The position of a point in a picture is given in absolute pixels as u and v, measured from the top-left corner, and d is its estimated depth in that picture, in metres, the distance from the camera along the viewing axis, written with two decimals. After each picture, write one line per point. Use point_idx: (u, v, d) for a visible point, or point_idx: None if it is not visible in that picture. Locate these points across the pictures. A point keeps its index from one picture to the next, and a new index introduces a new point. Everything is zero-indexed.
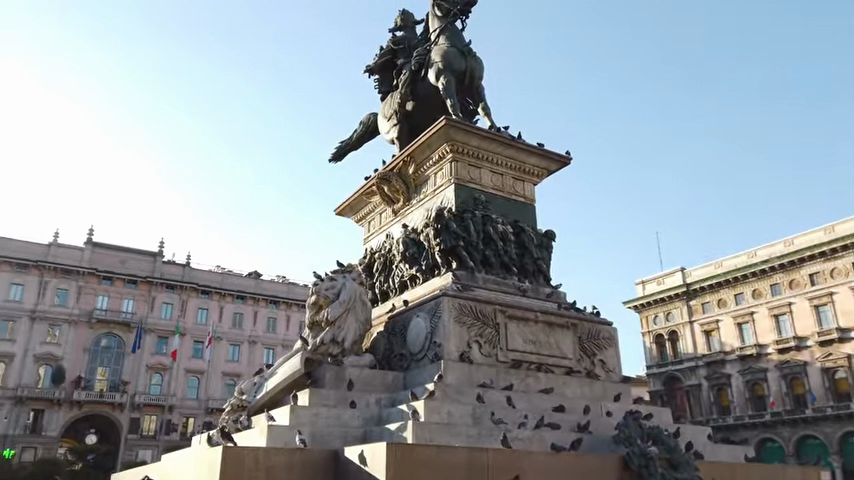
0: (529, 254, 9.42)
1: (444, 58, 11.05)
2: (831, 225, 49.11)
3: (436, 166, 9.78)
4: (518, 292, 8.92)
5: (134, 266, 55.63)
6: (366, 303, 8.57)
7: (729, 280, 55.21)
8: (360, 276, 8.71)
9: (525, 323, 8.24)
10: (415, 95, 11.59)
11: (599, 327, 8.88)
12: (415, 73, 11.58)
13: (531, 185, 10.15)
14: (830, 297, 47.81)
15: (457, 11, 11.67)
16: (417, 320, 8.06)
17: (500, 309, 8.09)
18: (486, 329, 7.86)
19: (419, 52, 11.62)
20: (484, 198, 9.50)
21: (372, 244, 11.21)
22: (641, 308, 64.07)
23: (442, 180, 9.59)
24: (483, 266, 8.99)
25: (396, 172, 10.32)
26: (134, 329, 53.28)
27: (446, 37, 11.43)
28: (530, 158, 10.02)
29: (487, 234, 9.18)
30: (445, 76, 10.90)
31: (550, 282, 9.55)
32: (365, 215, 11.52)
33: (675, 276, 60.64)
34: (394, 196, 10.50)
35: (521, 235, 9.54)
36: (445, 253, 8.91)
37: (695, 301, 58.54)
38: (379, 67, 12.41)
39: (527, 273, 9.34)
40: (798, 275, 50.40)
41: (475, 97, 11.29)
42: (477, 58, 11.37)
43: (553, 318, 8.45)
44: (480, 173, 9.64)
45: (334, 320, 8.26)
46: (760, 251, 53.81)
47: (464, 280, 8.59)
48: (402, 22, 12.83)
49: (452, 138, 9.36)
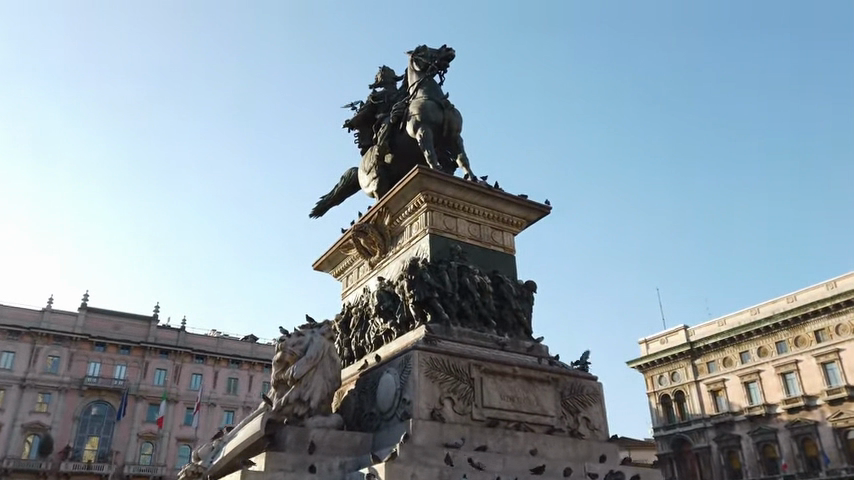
0: (508, 305, 9.03)
1: (421, 111, 10.96)
2: (832, 280, 48.69)
3: (411, 216, 9.51)
4: (496, 346, 8.48)
5: (127, 332, 54.81)
6: (335, 359, 8.11)
7: (734, 338, 54.22)
8: (330, 331, 8.27)
9: (502, 378, 7.77)
10: (394, 147, 11.45)
11: (582, 382, 8.41)
12: (393, 125, 11.50)
13: (510, 235, 9.86)
14: (837, 354, 46.76)
15: (434, 65, 11.64)
16: (387, 376, 7.60)
17: (475, 363, 7.64)
18: (460, 384, 7.40)
19: (398, 105, 11.55)
20: (461, 248, 9.18)
21: (349, 298, 10.79)
22: (646, 369, 62.73)
23: (417, 230, 9.30)
24: (459, 318, 8.59)
25: (372, 224, 10.03)
26: (122, 396, 51.93)
27: (424, 90, 11.36)
28: (508, 207, 9.76)
29: (464, 285, 8.82)
30: (422, 128, 10.79)
31: (532, 335, 9.12)
32: (343, 269, 11.15)
33: (678, 334, 59.68)
34: (370, 248, 10.18)
35: (500, 286, 9.17)
36: (418, 305, 8.52)
37: (699, 360, 57.36)
38: (359, 121, 12.30)
39: (506, 326, 8.93)
40: (803, 332, 49.50)
41: (454, 148, 11.15)
42: (455, 110, 11.29)
43: (532, 372, 8.00)
44: (456, 222, 9.36)
45: (300, 378, 7.80)
46: (763, 308, 53.13)
47: (438, 333, 8.17)
48: (382, 78, 12.74)
49: (426, 187, 9.15)
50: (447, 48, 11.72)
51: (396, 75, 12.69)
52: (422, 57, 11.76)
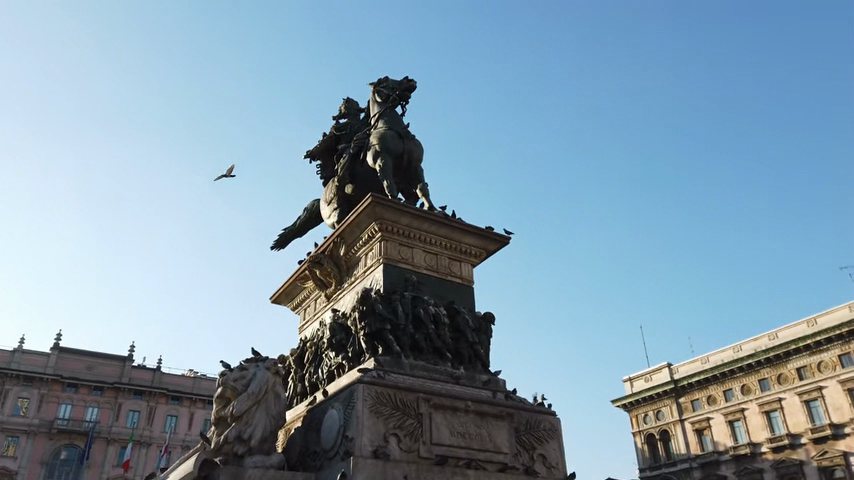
0: (464, 338, 8.75)
1: (381, 141, 10.83)
2: (812, 317, 48.92)
3: (366, 247, 9.26)
4: (450, 379, 8.18)
5: (101, 372, 53.43)
6: (280, 393, 7.76)
7: (717, 376, 53.96)
8: (275, 365, 7.92)
9: (452, 413, 7.44)
10: (354, 178, 11.28)
11: (539, 417, 8.14)
12: (354, 156, 11.36)
13: (469, 266, 9.64)
14: (819, 392, 46.50)
15: (396, 96, 11.59)
16: (331, 412, 7.24)
17: (424, 397, 7.32)
18: (407, 420, 7.06)
19: (359, 136, 11.44)
20: (416, 278, 8.94)
21: (306, 332, 10.41)
22: (630, 407, 62.11)
23: (371, 260, 9.04)
24: (412, 351, 8.28)
25: (328, 254, 9.77)
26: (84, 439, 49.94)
27: (385, 121, 11.25)
28: (466, 237, 9.57)
29: (418, 317, 8.54)
30: (381, 158, 10.65)
31: (489, 369, 8.83)
32: (300, 302, 10.81)
33: (662, 372, 59.38)
34: (326, 279, 9.89)
35: (456, 318, 8.90)
36: (370, 338, 8.22)
37: (684, 398, 56.92)
38: (320, 152, 12.15)
39: (462, 359, 8.63)
40: (785, 369, 49.37)
41: (415, 179, 11.02)
42: (416, 140, 11.19)
43: (485, 407, 7.70)
44: (412, 252, 9.14)
45: (240, 415, 7.42)
46: (746, 345, 53.11)
47: (388, 366, 7.84)
48: (345, 109, 12.59)
49: (380, 216, 8.94)
50: (409, 79, 11.69)
51: (359, 106, 12.61)
52: (383, 88, 11.71)
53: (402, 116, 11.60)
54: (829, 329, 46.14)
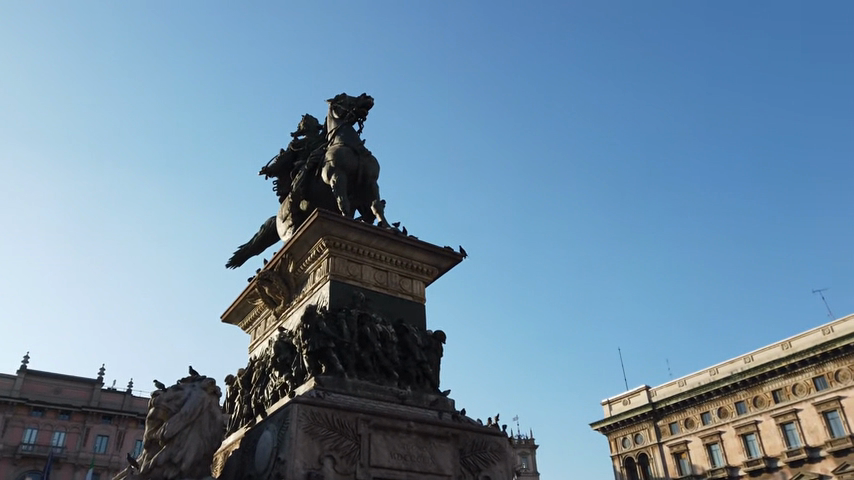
0: (412, 356, 8.53)
1: (335, 157, 10.70)
2: (787, 340, 49.25)
3: (315, 263, 9.06)
4: (395, 399, 7.95)
5: (70, 396, 52.07)
6: (215, 414, 7.48)
7: (694, 398, 53.97)
8: (212, 385, 7.65)
9: (393, 435, 7.22)
10: (309, 194, 11.10)
11: (486, 438, 7.92)
12: (309, 172, 11.19)
13: (421, 283, 9.48)
14: (795, 414, 46.65)
15: (353, 112, 11.50)
16: (266, 433, 6.96)
17: (363, 417, 7.08)
18: (344, 441, 6.82)
19: (315, 153, 11.31)
20: (365, 295, 8.74)
21: (255, 352, 10.09)
22: (609, 430, 61.79)
23: (319, 276, 8.84)
24: (357, 371, 8.04)
25: (276, 271, 9.55)
26: (44, 463, 48.43)
27: (341, 137, 11.13)
28: (417, 254, 9.42)
29: (364, 335, 8.30)
30: (335, 174, 10.50)
31: (438, 389, 8.62)
32: (251, 320, 10.54)
33: (641, 395, 59.31)
34: (275, 297, 9.65)
35: (404, 337, 8.68)
36: (313, 357, 7.96)
37: (662, 422, 56.81)
38: (277, 168, 11.96)
39: (409, 379, 8.40)
40: (761, 392, 49.48)
41: (370, 197, 10.88)
42: (372, 157, 11.08)
43: (429, 427, 7.48)
44: (361, 269, 8.97)
45: (172, 437, 7.12)
46: (722, 368, 53.26)
47: (329, 385, 7.59)
48: (304, 125, 12.43)
49: (327, 232, 8.78)
50: (366, 96, 11.62)
51: (318, 122, 12.46)
52: (340, 104, 11.62)
53: (358, 132, 11.49)
54: (803, 352, 46.50)
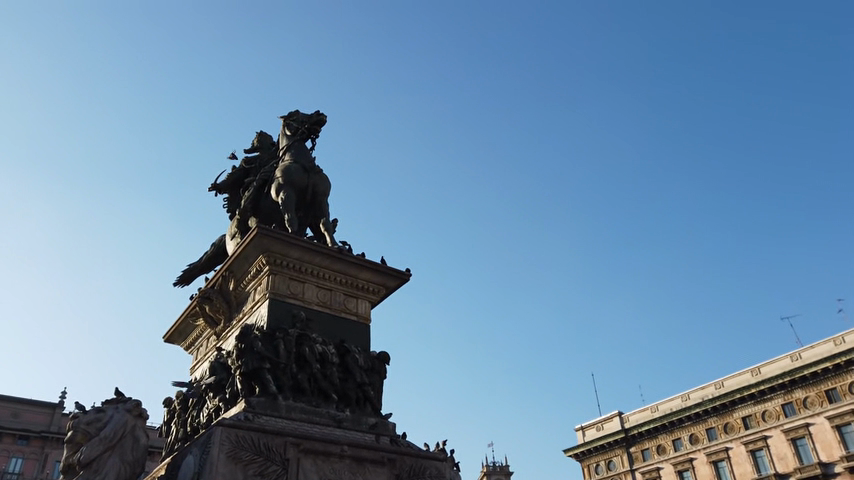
0: (352, 378, 8.26)
1: (284, 173, 10.53)
2: (756, 367, 49.64)
3: (254, 281, 8.81)
4: (332, 422, 7.69)
5: (29, 420, 50.31)
6: (139, 438, 7.13)
7: (667, 425, 53.94)
8: (137, 406, 7.31)
9: (325, 458, 6.93)
10: (258, 210, 10.87)
11: (425, 463, 7.70)
12: (259, 188, 10.99)
13: (366, 303, 9.28)
14: (764, 441, 46.63)
15: (305, 129, 11.38)
16: (189, 457, 6.63)
17: (293, 441, 6.78)
18: (270, 466, 6.52)
19: (265, 170, 11.15)
20: (305, 314, 8.48)
21: (196, 373, 9.74)
22: (582, 457, 61.26)
23: (258, 294, 8.59)
24: (293, 393, 7.76)
25: (217, 289, 9.29)
26: None
27: (291, 154, 10.98)
28: (363, 272, 9.24)
29: (302, 356, 8.02)
30: (284, 191, 10.32)
31: (379, 411, 8.37)
32: (193, 341, 10.21)
33: (614, 421, 59.19)
34: (215, 316, 9.39)
35: (346, 358, 8.42)
36: (247, 378, 7.66)
37: (634, 448, 56.59)
38: (227, 184, 11.74)
39: (349, 402, 8.13)
40: (731, 418, 49.60)
41: (318, 214, 10.70)
42: (323, 174, 10.93)
43: (363, 452, 7.24)
44: (303, 287, 8.75)
45: (90, 462, 6.74)
46: (693, 394, 53.38)
47: (262, 408, 7.30)
48: (257, 143, 12.24)
49: (268, 249, 8.57)
50: (319, 113, 11.52)
51: (272, 139, 12.29)
52: (293, 121, 11.49)
53: (310, 150, 11.36)
54: (772, 379, 46.86)
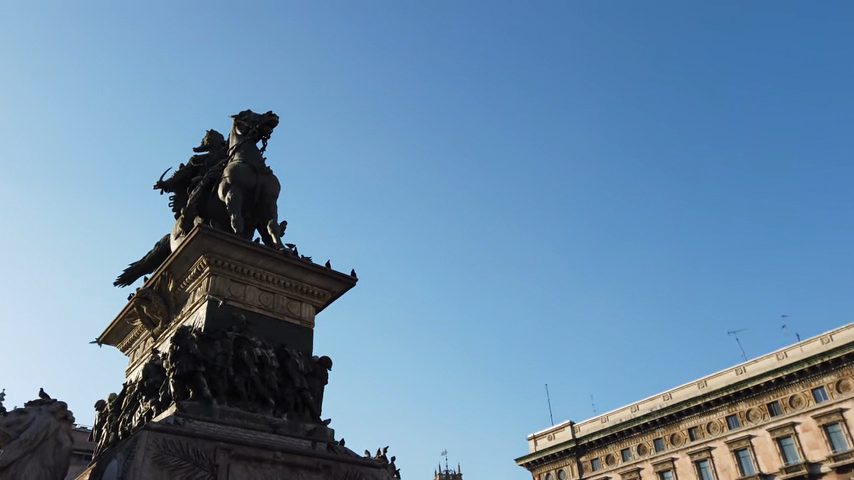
0: (291, 383, 8.14)
1: (232, 173, 10.34)
2: (703, 379, 50.94)
3: (194, 282, 8.62)
4: (267, 428, 7.55)
5: None
6: (62, 441, 6.88)
7: (616, 435, 54.84)
8: (62, 408, 7.03)
9: (256, 464, 6.81)
10: (204, 210, 10.65)
11: (362, 469, 7.64)
12: (206, 188, 10.77)
13: (310, 307, 9.16)
14: (709, 452, 47.82)
15: (256, 129, 11.20)
16: (113, 463, 6.41)
17: (223, 446, 6.65)
18: (198, 471, 6.36)
19: (213, 169, 10.95)
20: (245, 317, 8.32)
21: (130, 375, 9.45)
22: (533, 466, 61.78)
23: (197, 296, 8.40)
24: (229, 397, 7.60)
25: (156, 289, 9.06)
26: None
27: (241, 154, 10.81)
28: (307, 276, 9.14)
29: (240, 360, 7.85)
30: (231, 191, 10.13)
31: (317, 417, 8.26)
32: (130, 342, 9.92)
33: (565, 431, 59.90)
34: (153, 317, 9.14)
35: (286, 362, 8.28)
36: (180, 381, 7.47)
37: (584, 457, 57.34)
38: (173, 183, 11.48)
39: (287, 407, 8.01)
40: (678, 429, 50.76)
41: (266, 215, 10.54)
42: (272, 176, 10.78)
43: (298, 458, 7.15)
44: (245, 289, 8.59)
45: (8, 465, 6.44)
46: (643, 405, 54.43)
47: (195, 412, 7.13)
48: (207, 141, 12.00)
49: (209, 249, 8.40)
50: (271, 114, 11.35)
51: (223, 139, 12.07)
52: (244, 121, 11.30)
53: (261, 151, 11.19)
54: (717, 391, 48.22)
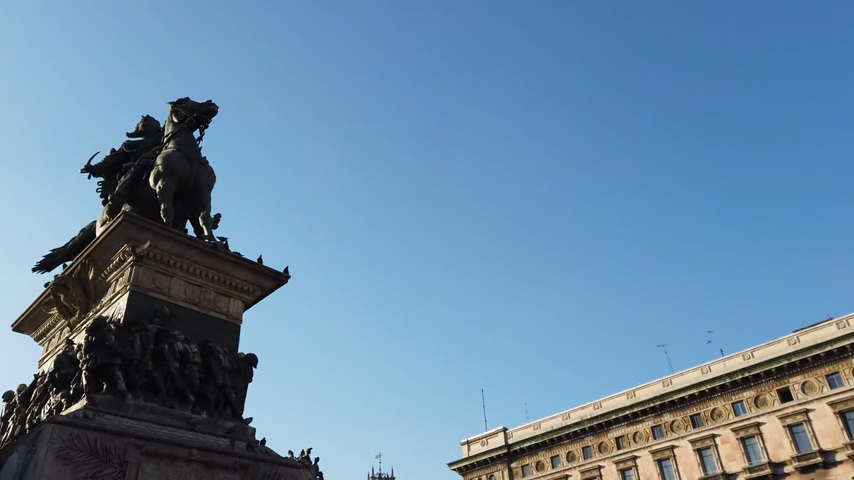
0: (213, 379, 7.94)
1: (165, 162, 10.01)
2: (632, 390, 52.54)
3: (115, 271, 8.30)
4: (184, 425, 7.33)
5: None
6: None
7: (546, 442, 55.91)
8: None
9: (170, 462, 6.60)
10: (133, 198, 10.27)
11: (281, 469, 7.51)
12: (136, 175, 10.39)
13: (239, 303, 8.96)
14: (634, 461, 49.33)
15: (194, 118, 10.89)
16: (13, 458, 6.09)
17: (134, 442, 6.41)
18: (105, 468, 6.12)
19: (146, 156, 10.58)
20: (168, 309, 8.06)
21: (43, 366, 9.02)
22: (465, 471, 62.26)
23: (118, 286, 8.09)
24: (146, 391, 7.35)
25: (75, 277, 8.68)
26: None
27: (176, 142, 10.49)
28: (236, 271, 8.95)
29: (159, 354, 7.58)
30: (163, 180, 9.81)
31: (239, 415, 8.08)
32: (44, 332, 9.46)
33: (498, 436, 60.65)
34: (71, 306, 8.75)
35: (209, 358, 8.06)
36: (93, 374, 7.16)
37: (515, 463, 58.21)
38: (103, 168, 11.02)
39: (207, 404, 7.80)
40: (605, 438, 52.18)
41: (199, 206, 10.26)
42: (208, 167, 10.51)
43: (214, 457, 6.98)
44: (170, 281, 8.33)
45: None
46: (574, 413, 55.67)
47: (107, 406, 6.86)
48: (142, 127, 11.59)
49: (133, 238, 8.10)
50: (211, 103, 11.05)
51: (159, 126, 11.68)
52: (181, 108, 10.97)
53: (197, 140, 10.89)
54: (644, 402, 49.85)
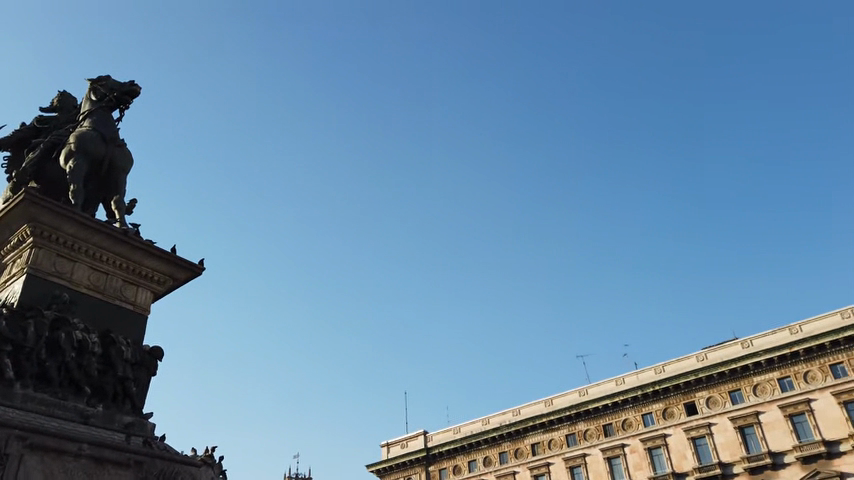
0: (112, 371, 7.61)
1: (78, 140, 9.52)
2: (550, 398, 53.92)
3: (13, 253, 7.83)
4: (77, 418, 6.99)
5: None
6: None
7: (465, 446, 56.59)
8: None
9: (56, 456, 6.28)
10: (40, 176, 9.72)
11: (179, 467, 7.27)
12: (46, 152, 9.84)
13: (148, 293, 8.64)
14: (547, 467, 50.61)
15: (114, 97, 10.42)
16: None
17: (18, 434, 6.07)
18: None
19: (57, 133, 10.03)
20: (69, 296, 7.67)
21: None
22: (383, 473, 62.17)
23: (15, 268, 7.65)
24: (37, 381, 6.96)
25: None
26: None
27: (92, 121, 10.01)
28: (147, 260, 8.62)
29: (55, 342, 7.20)
30: (75, 159, 9.32)
31: (138, 410, 7.78)
32: None
33: (418, 439, 60.92)
34: None
35: (109, 348, 7.72)
36: None
37: (433, 466, 58.59)
38: (10, 142, 10.38)
39: (104, 396, 7.47)
40: (522, 444, 53.30)
41: (113, 190, 9.83)
42: (125, 150, 10.08)
43: (107, 452, 6.68)
44: (73, 266, 7.94)
45: None
46: (493, 419, 56.61)
47: None
48: (56, 103, 11.00)
49: (35, 219, 7.66)
50: (133, 83, 10.60)
51: (76, 102, 11.12)
52: (101, 86, 10.47)
53: (116, 121, 10.42)
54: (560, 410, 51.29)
